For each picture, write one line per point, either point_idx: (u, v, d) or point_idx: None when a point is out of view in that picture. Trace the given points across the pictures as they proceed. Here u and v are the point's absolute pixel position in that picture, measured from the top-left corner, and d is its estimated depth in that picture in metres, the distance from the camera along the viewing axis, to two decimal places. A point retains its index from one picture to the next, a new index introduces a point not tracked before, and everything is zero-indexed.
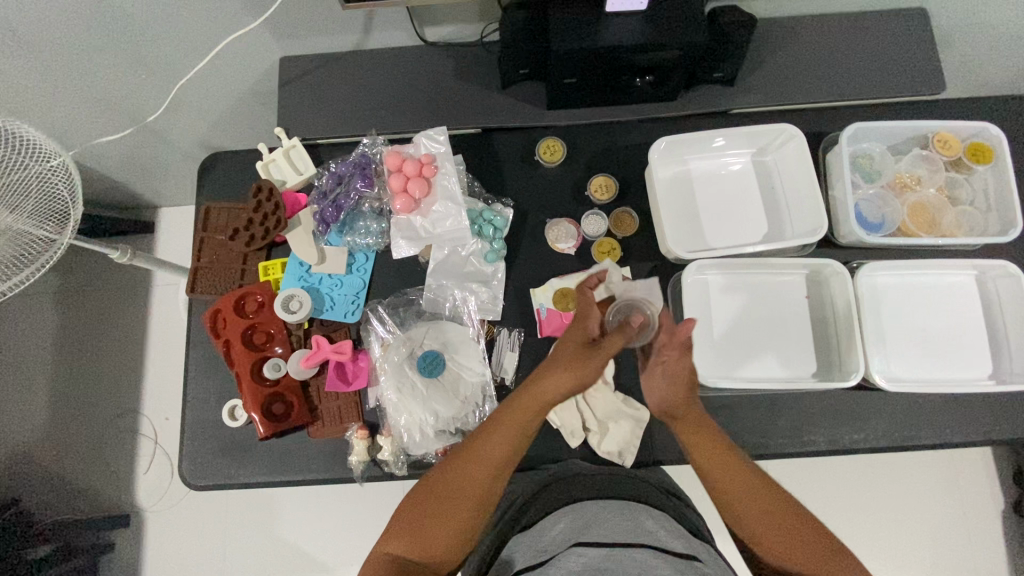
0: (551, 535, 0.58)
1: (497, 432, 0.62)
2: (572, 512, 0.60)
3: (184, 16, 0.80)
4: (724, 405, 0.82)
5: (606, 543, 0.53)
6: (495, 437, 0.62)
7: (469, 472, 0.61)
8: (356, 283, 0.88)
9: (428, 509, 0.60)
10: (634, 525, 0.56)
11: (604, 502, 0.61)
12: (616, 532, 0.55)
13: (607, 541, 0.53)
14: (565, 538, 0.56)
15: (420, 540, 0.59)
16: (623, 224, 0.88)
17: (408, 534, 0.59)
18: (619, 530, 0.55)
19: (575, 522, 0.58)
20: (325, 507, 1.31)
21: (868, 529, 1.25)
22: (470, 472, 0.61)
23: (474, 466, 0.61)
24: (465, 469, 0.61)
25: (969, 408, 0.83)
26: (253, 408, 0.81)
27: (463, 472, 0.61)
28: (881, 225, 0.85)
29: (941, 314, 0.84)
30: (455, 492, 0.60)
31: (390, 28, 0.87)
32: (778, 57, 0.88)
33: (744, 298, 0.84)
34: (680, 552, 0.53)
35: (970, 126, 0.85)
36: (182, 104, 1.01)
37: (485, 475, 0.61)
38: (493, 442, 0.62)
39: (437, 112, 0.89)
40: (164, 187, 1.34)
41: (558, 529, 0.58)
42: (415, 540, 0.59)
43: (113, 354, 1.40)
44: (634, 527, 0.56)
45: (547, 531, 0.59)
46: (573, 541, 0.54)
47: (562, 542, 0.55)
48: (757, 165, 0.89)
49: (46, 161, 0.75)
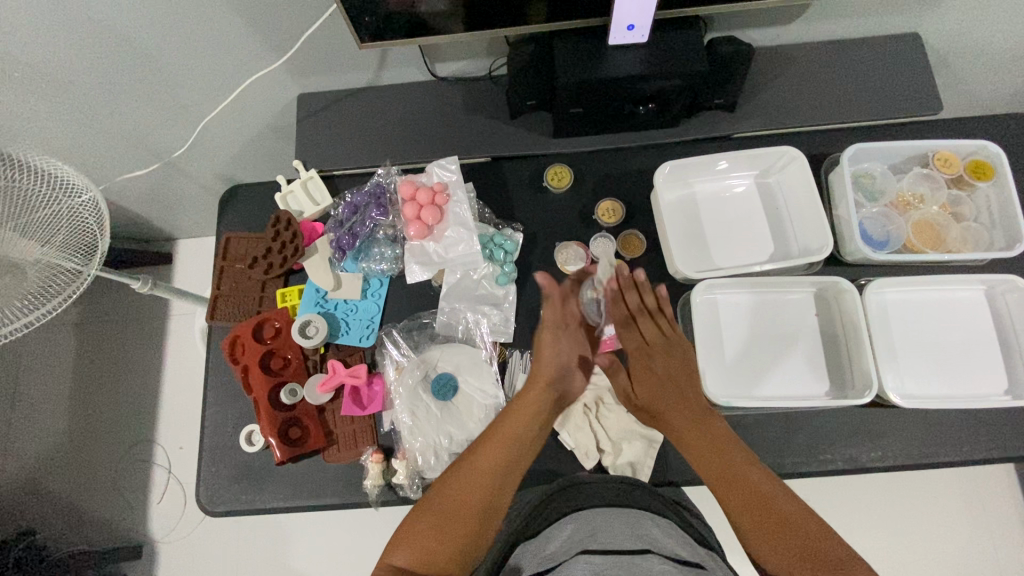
0: (556, 543, 0.57)
1: (501, 435, 0.68)
2: (579, 519, 0.60)
3: (208, 57, 0.85)
4: (739, 424, 0.82)
5: (612, 551, 0.53)
6: (501, 438, 0.68)
7: (476, 477, 0.64)
8: (370, 308, 0.90)
9: (441, 517, 0.61)
10: (641, 532, 0.56)
11: (611, 509, 0.60)
12: (622, 539, 0.55)
13: (613, 548, 0.53)
14: (571, 545, 0.56)
15: (431, 548, 0.59)
16: (630, 246, 0.90)
17: (418, 544, 0.59)
18: (623, 536, 0.55)
19: (581, 530, 0.58)
20: (339, 536, 1.31)
21: (897, 555, 1.21)
22: (476, 477, 0.64)
23: (479, 470, 0.65)
24: (465, 475, 0.64)
25: (987, 423, 0.82)
26: (270, 433, 0.82)
27: (469, 477, 0.64)
28: (886, 243, 0.86)
29: (952, 329, 0.84)
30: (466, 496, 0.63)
31: (402, 64, 0.91)
32: (775, 83, 0.91)
33: (754, 317, 0.85)
34: (687, 561, 0.53)
35: (969, 144, 0.86)
36: (205, 141, 1.06)
37: (492, 478, 0.64)
38: (498, 444, 0.67)
39: (448, 143, 0.92)
40: (184, 220, 1.39)
41: (563, 536, 0.57)
42: (423, 549, 0.59)
43: (131, 381, 1.43)
44: (641, 534, 0.56)
45: (553, 539, 0.59)
46: (579, 548, 0.54)
47: (568, 548, 0.55)
48: (761, 187, 0.91)
49: (77, 198, 0.79)
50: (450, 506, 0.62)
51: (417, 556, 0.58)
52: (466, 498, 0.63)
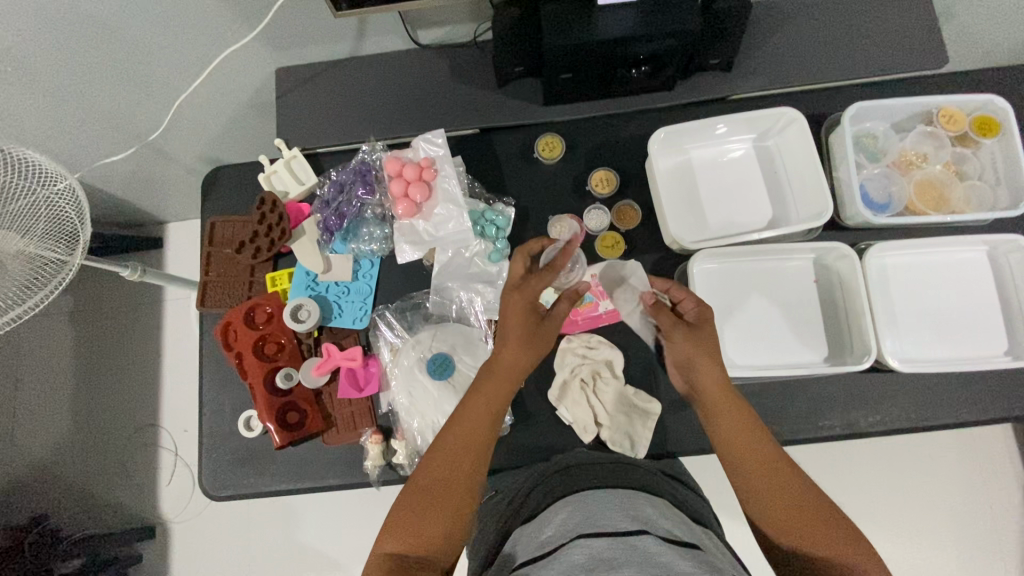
0: (552, 527, 0.57)
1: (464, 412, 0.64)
2: (574, 502, 0.60)
3: (175, 31, 0.80)
4: (738, 394, 0.82)
5: (607, 534, 0.52)
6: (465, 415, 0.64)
7: (445, 456, 0.62)
8: (362, 289, 0.88)
9: (410, 507, 0.59)
10: (635, 513, 0.56)
11: (605, 492, 0.60)
12: (618, 521, 0.54)
13: (610, 530, 0.53)
14: (567, 529, 0.55)
15: (414, 530, 0.58)
16: (626, 217, 0.88)
17: (402, 528, 0.58)
18: (619, 518, 0.55)
19: (576, 514, 0.57)
20: (347, 510, 1.33)
21: (891, 512, 1.24)
22: (448, 456, 0.62)
23: (439, 454, 0.62)
24: (436, 457, 0.62)
25: (986, 384, 0.82)
26: (268, 418, 0.82)
27: (440, 456, 0.62)
28: (888, 205, 0.84)
29: (953, 291, 0.83)
30: (431, 483, 0.60)
31: (381, 33, 0.87)
32: (774, 40, 0.87)
33: (752, 286, 0.84)
34: (682, 540, 0.53)
35: (975, 99, 0.83)
36: (183, 121, 1.02)
37: (461, 457, 0.61)
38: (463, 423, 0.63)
39: (434, 116, 0.89)
40: (170, 203, 1.35)
41: (559, 520, 0.57)
42: (407, 530, 0.58)
43: (131, 367, 1.43)
44: (636, 514, 0.55)
45: (549, 524, 0.58)
46: (575, 533, 0.54)
47: (564, 534, 0.55)
48: (758, 150, 0.88)
49: (53, 185, 0.75)
50: (419, 494, 0.60)
51: (399, 545, 0.57)
52: (443, 475, 0.61)
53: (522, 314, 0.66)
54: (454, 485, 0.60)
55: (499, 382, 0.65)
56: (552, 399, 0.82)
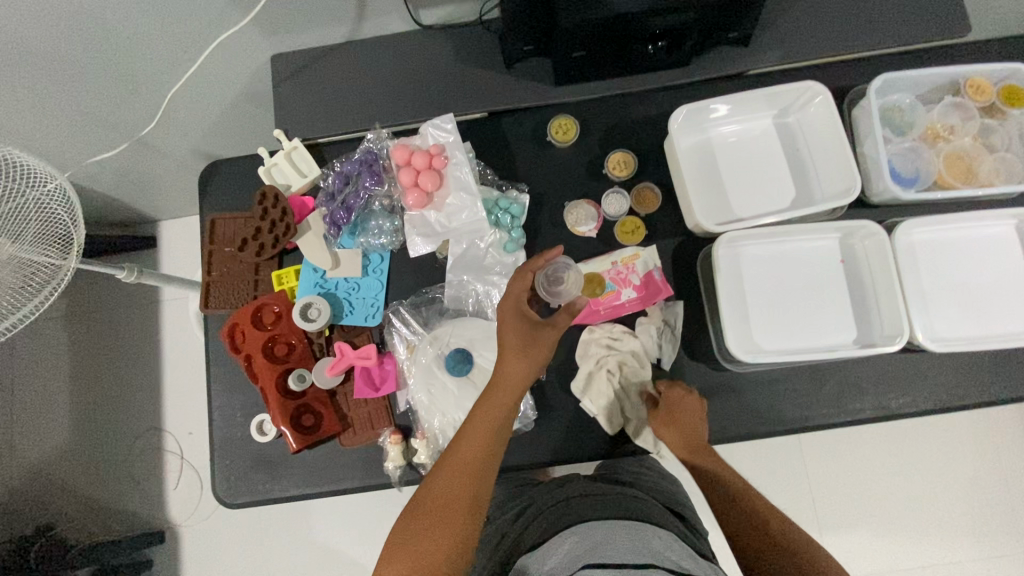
0: (555, 558, 0.55)
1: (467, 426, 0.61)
2: (579, 530, 0.57)
3: (162, 17, 0.75)
4: (765, 380, 0.80)
5: (612, 567, 0.50)
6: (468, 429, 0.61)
7: (449, 471, 0.58)
8: (373, 285, 0.85)
9: (411, 527, 0.55)
10: (641, 544, 0.53)
11: (610, 522, 0.58)
12: (624, 553, 0.52)
13: (616, 562, 0.50)
14: (568, 562, 0.53)
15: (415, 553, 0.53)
16: (645, 201, 0.85)
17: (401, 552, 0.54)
18: (626, 550, 0.52)
19: (580, 544, 0.55)
20: (362, 507, 1.31)
21: (909, 488, 1.24)
22: (453, 472, 0.58)
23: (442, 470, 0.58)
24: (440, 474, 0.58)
25: (1016, 360, 0.81)
26: (282, 423, 0.79)
27: (443, 473, 0.58)
28: (916, 180, 0.81)
29: (982, 267, 0.81)
30: (433, 500, 0.56)
31: (383, 13, 0.82)
32: (794, 10, 0.83)
33: (777, 269, 0.81)
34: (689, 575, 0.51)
35: (1002, 68, 0.80)
36: (174, 114, 0.98)
37: (466, 472, 0.58)
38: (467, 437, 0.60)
39: (442, 100, 0.85)
40: (164, 200, 1.31)
41: (562, 551, 0.55)
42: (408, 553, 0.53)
43: (131, 370, 1.39)
44: (642, 546, 0.53)
45: (552, 554, 0.56)
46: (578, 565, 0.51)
47: (568, 565, 0.52)
48: (779, 127, 0.85)
49: (43, 187, 0.71)
50: (421, 512, 0.56)
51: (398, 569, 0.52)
52: (445, 492, 0.56)
53: (519, 328, 0.65)
54: (457, 501, 0.56)
55: (500, 395, 0.62)
56: (577, 392, 0.80)
